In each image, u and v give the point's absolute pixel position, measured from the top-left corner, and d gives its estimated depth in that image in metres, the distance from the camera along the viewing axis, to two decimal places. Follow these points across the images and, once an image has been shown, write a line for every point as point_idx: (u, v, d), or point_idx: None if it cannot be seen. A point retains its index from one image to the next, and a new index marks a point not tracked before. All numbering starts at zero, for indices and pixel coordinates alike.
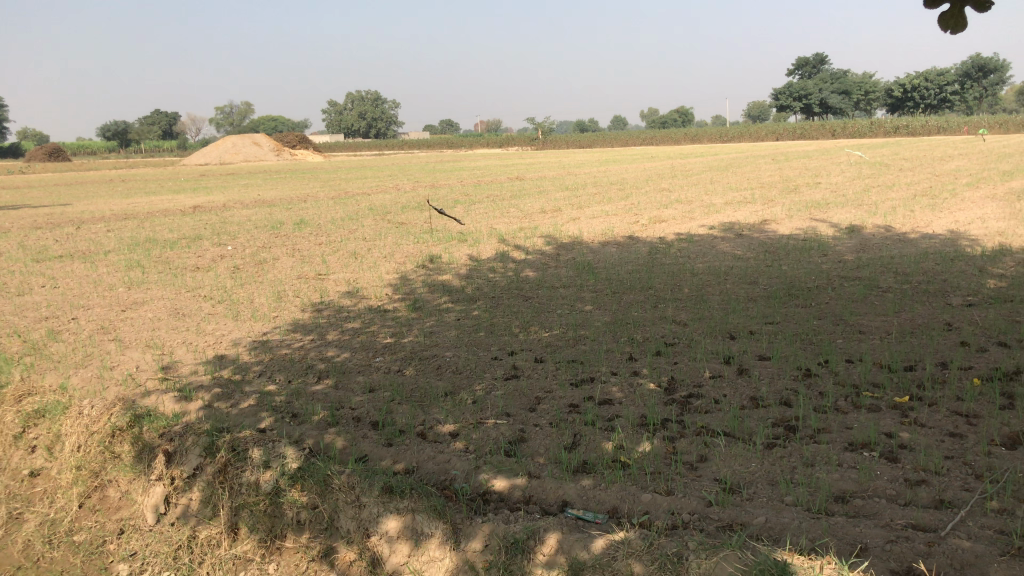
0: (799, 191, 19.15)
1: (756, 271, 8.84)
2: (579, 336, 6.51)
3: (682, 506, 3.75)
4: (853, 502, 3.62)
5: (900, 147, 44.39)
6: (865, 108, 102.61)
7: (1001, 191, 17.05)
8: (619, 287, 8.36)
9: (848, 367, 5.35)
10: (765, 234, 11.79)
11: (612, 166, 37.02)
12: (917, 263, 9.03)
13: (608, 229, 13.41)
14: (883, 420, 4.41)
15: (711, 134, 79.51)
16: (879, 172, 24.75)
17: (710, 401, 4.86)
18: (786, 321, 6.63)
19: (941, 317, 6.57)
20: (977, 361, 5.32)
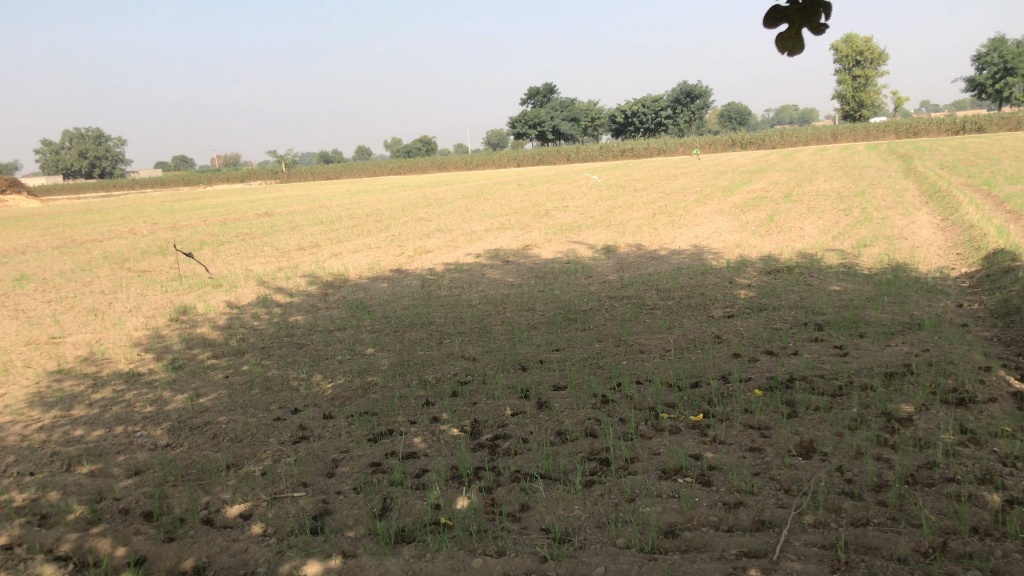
0: (549, 215, 19.95)
1: (530, 297, 8.91)
2: (366, 384, 6.13)
3: (523, 562, 3.51)
4: (687, 535, 3.59)
5: (628, 168, 48.09)
6: (593, 133, 110.27)
7: (725, 206, 18.77)
8: (398, 325, 8.07)
9: (640, 388, 5.44)
10: (531, 260, 12.03)
11: (362, 197, 36.73)
12: (673, 278, 9.60)
13: (373, 264, 13.09)
14: (687, 442, 4.48)
15: (456, 163, 81.51)
16: (616, 193, 26.52)
17: (518, 442, 4.70)
18: (571, 346, 6.68)
19: (710, 330, 6.91)
20: (754, 372, 5.62)
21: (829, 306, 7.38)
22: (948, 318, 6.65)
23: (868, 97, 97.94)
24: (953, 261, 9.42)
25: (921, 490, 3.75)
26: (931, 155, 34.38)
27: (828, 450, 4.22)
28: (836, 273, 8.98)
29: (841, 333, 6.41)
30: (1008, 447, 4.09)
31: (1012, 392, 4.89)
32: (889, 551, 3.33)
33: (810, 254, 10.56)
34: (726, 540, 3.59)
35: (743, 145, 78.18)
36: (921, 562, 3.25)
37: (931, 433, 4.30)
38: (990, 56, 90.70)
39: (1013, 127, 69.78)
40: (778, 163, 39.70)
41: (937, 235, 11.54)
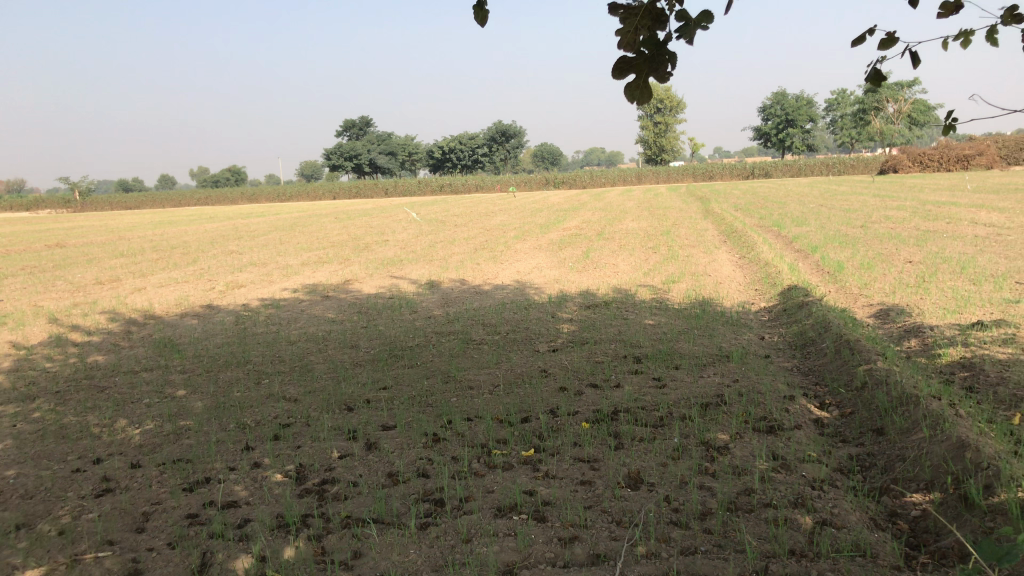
0: (369, 249, 19.73)
1: (353, 334, 8.70)
2: (178, 429, 5.70)
3: None
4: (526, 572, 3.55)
5: (446, 203, 48.63)
6: (410, 167, 110.68)
7: (542, 243, 19.32)
8: (212, 365, 7.61)
9: (470, 424, 5.41)
10: (352, 295, 11.80)
11: (166, 228, 34.77)
12: (497, 313, 9.71)
13: (182, 299, 12.36)
14: (519, 477, 4.48)
15: (269, 194, 79.12)
16: (435, 228, 26.67)
17: (347, 486, 4.52)
18: (398, 384, 6.56)
19: (535, 365, 7.01)
20: (580, 405, 5.73)
21: (646, 339, 7.70)
22: (753, 350, 7.12)
23: (668, 142, 104.68)
24: (752, 296, 10.14)
25: (742, 516, 3.93)
26: (725, 197, 37.18)
27: (654, 480, 4.36)
28: (650, 307, 9.41)
29: (658, 365, 6.68)
30: (814, 471, 4.39)
31: (813, 419, 5.28)
32: None
33: (625, 289, 11.03)
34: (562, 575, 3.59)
35: (556, 184, 81.13)
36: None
37: (746, 460, 4.54)
38: (773, 109, 99.56)
39: (794, 174, 76.84)
40: (588, 202, 41.48)
41: (737, 271, 12.41)
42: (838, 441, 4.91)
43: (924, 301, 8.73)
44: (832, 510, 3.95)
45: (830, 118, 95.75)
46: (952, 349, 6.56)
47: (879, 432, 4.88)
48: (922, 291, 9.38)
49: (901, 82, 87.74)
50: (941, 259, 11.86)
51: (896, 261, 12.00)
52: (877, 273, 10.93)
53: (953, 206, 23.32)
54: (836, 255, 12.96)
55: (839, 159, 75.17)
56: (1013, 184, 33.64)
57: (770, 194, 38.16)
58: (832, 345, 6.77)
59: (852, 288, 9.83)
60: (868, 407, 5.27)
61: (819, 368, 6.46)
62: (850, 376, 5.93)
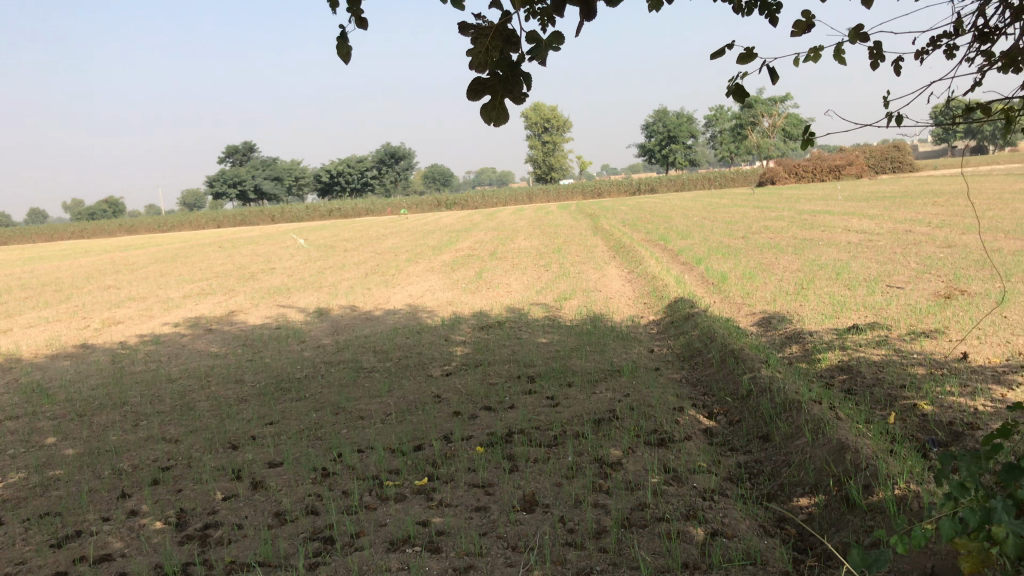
0: (256, 278, 19.18)
1: (238, 368, 8.38)
2: (46, 480, 5.32)
3: None
4: None
5: (336, 228, 47.93)
6: (298, 193, 108.72)
7: (434, 265, 19.22)
8: (85, 409, 7.17)
9: (361, 456, 5.27)
10: (238, 326, 11.41)
11: (36, 264, 32.92)
12: (389, 339, 9.55)
13: (53, 339, 11.67)
14: (412, 508, 4.37)
15: (150, 225, 76.15)
16: (325, 254, 26.18)
17: (231, 529, 4.30)
18: (286, 417, 6.35)
19: (428, 390, 6.91)
20: (475, 429, 5.66)
21: (539, 358, 7.69)
22: (644, 364, 7.21)
23: (556, 160, 106.40)
24: (641, 310, 10.31)
25: (637, 532, 3.93)
26: (614, 213, 37.96)
27: (549, 501, 4.33)
28: (542, 325, 9.44)
29: (551, 384, 6.68)
30: (705, 482, 4.44)
31: (703, 429, 5.37)
32: None
33: (517, 308, 11.05)
34: None
35: (447, 205, 81.17)
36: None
37: (639, 474, 4.57)
38: (655, 127, 102.55)
39: (677, 188, 79.28)
40: (479, 222, 41.62)
41: (626, 286, 12.63)
42: (727, 450, 5.00)
43: (803, 308, 9.07)
44: (723, 519, 4.01)
45: (709, 134, 99.38)
46: (830, 353, 6.81)
47: (765, 439, 5.00)
48: (801, 298, 9.74)
49: (773, 98, 91.98)
50: (817, 266, 12.39)
51: (775, 270, 12.46)
52: (758, 282, 11.31)
53: (826, 215, 24.47)
54: (719, 267, 13.37)
55: (719, 174, 78.03)
56: (878, 192, 35.64)
57: (655, 209, 39.22)
58: (718, 355, 6.92)
59: (735, 298, 10.14)
60: (754, 414, 5.40)
61: (707, 378, 6.60)
62: (736, 385, 6.08)
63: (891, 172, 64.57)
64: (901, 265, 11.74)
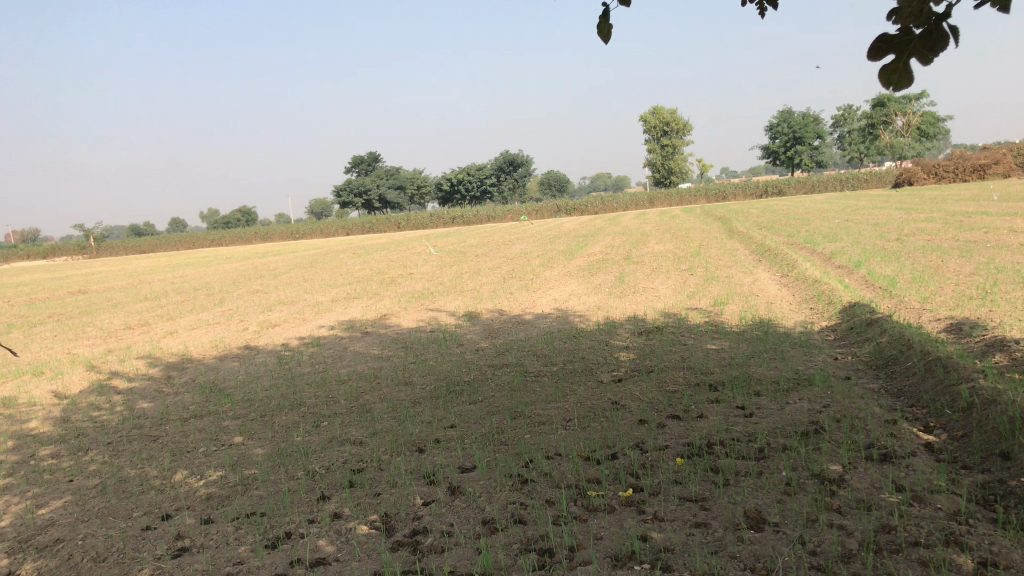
0: (396, 283, 19.49)
1: (405, 371, 8.41)
2: (244, 479, 5.42)
3: None
4: None
5: (460, 233, 48.52)
6: (420, 199, 110.98)
7: (571, 269, 18.99)
8: (265, 409, 7.32)
9: (554, 463, 5.23)
10: (391, 329, 11.56)
11: (186, 270, 34.62)
12: (547, 342, 9.42)
13: (218, 341, 12.10)
14: (626, 521, 4.28)
15: (282, 233, 79.20)
16: (456, 259, 26.43)
17: (443, 537, 4.26)
18: (465, 423, 6.31)
19: (606, 396, 6.71)
20: (668, 438, 5.49)
21: (714, 364, 7.36)
22: (834, 372, 6.79)
23: (676, 164, 104.61)
24: (809, 315, 9.78)
25: (891, 558, 3.64)
26: (745, 216, 36.91)
27: (776, 520, 4.13)
28: (707, 331, 9.07)
29: (737, 392, 6.36)
30: (950, 503, 4.13)
31: (923, 444, 5.01)
32: None
33: (673, 313, 10.71)
34: None
35: (567, 210, 80.95)
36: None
37: (870, 493, 4.31)
38: (779, 128, 99.35)
39: (806, 191, 76.51)
40: (605, 227, 41.29)
41: (783, 291, 12.08)
42: (961, 468, 4.63)
43: (996, 313, 8.36)
44: (990, 547, 3.67)
45: (839, 134, 95.60)
46: None
47: (1005, 456, 4.60)
48: (989, 303, 9.00)
49: (908, 95, 87.69)
50: (995, 269, 11.49)
51: (948, 274, 11.63)
52: (933, 286, 10.57)
53: (982, 215, 22.89)
54: (882, 271, 12.60)
55: (851, 175, 74.84)
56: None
57: (786, 212, 37.80)
58: (920, 363, 6.44)
59: (913, 303, 9.47)
60: (982, 429, 4.99)
61: (910, 388, 6.15)
62: (951, 397, 5.63)
63: None
64: None
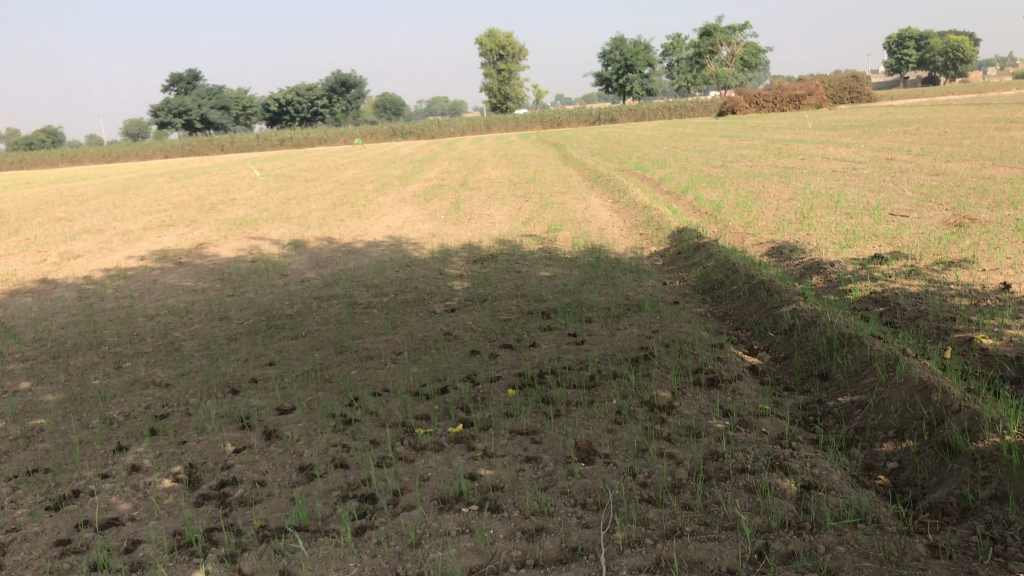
0: (218, 209, 18.30)
1: (221, 305, 7.79)
2: (27, 431, 4.80)
3: None
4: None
5: (292, 157, 46.42)
6: (247, 121, 105.41)
7: (405, 196, 18.45)
8: (58, 351, 6.57)
9: (381, 401, 4.94)
10: (210, 259, 10.78)
11: None
12: (378, 272, 9.04)
13: (10, 274, 10.86)
14: (455, 460, 4.08)
15: (93, 155, 73.18)
16: (284, 184, 25.16)
17: (253, 488, 3.96)
18: (285, 360, 5.90)
19: (437, 327, 6.47)
20: (500, 368, 5.32)
21: (547, 292, 7.24)
22: (663, 297, 6.84)
23: (512, 90, 104.42)
24: (640, 241, 9.85)
25: (719, 486, 3.66)
26: (580, 143, 37.38)
27: (607, 451, 4.05)
28: (541, 258, 8.93)
29: (569, 319, 6.27)
30: (775, 426, 4.22)
31: (748, 367, 5.10)
32: (715, 563, 3.10)
33: (508, 239, 10.55)
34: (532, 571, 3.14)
35: (404, 134, 79.26)
36: (753, 571, 3.05)
37: (699, 419, 4.32)
38: (611, 56, 100.92)
39: (636, 119, 78.55)
40: (441, 152, 40.67)
41: (615, 216, 12.17)
42: (783, 391, 4.76)
43: (812, 237, 8.71)
44: (812, 470, 3.77)
45: (667, 64, 98.35)
46: (861, 283, 6.47)
47: (825, 376, 4.82)
48: (806, 227, 9.37)
49: (731, 25, 91.18)
50: (811, 195, 12.04)
51: (769, 199, 12.09)
52: (755, 212, 10.92)
53: (798, 144, 24.13)
54: (708, 196, 12.92)
55: (678, 104, 77.34)
56: (844, 121, 35.32)
57: (618, 138, 38.48)
58: (744, 287, 6.57)
59: (737, 228, 9.73)
60: (803, 350, 5.18)
61: (735, 312, 6.28)
62: (774, 319, 5.77)
63: (848, 102, 64.63)
64: (898, 193, 11.45)
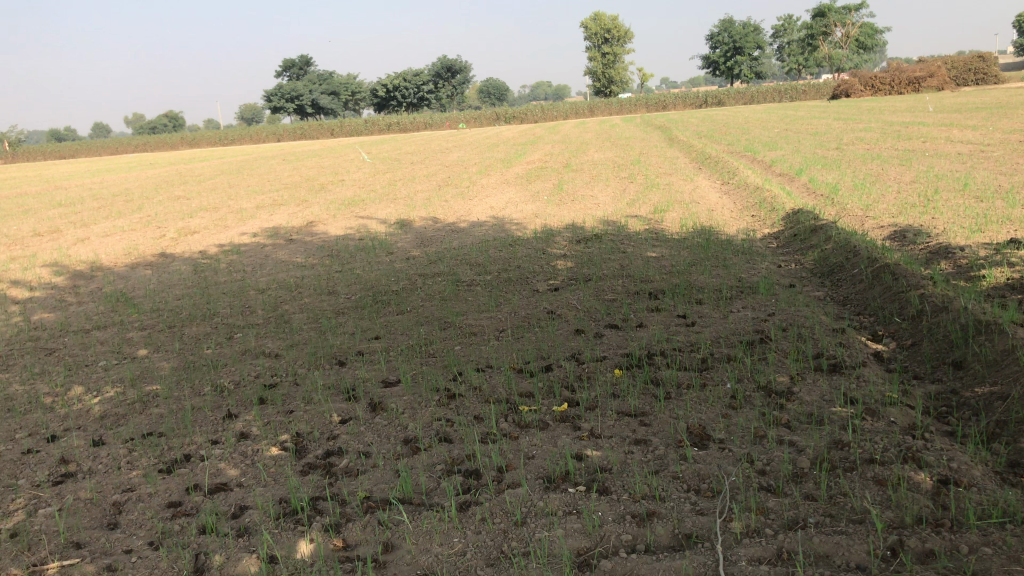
0: (326, 190, 18.67)
1: (328, 281, 7.90)
2: (144, 396, 4.95)
3: None
4: (610, 560, 3.07)
5: (398, 141, 47.09)
6: (355, 105, 107.64)
7: (508, 178, 18.40)
8: (174, 321, 6.76)
9: (485, 376, 4.89)
10: (319, 237, 10.97)
11: (106, 175, 32.67)
12: (482, 251, 8.99)
13: (132, 249, 11.29)
14: (560, 439, 4.02)
15: (211, 139, 76.15)
16: (390, 167, 25.51)
17: (358, 458, 4.00)
18: (390, 335, 5.90)
19: (541, 306, 6.34)
20: (605, 349, 5.17)
21: (654, 273, 7.02)
22: (777, 281, 6.53)
23: (616, 74, 103.30)
24: (751, 223, 9.48)
25: (845, 477, 3.52)
26: (686, 126, 36.60)
27: (721, 436, 3.92)
28: (647, 239, 8.70)
29: (678, 300, 6.04)
30: (904, 417, 3.99)
31: (873, 354, 4.82)
32: (844, 558, 2.99)
33: (613, 220, 10.35)
34: (651, 556, 3.09)
35: (508, 119, 79.42)
36: (886, 570, 2.92)
37: (821, 407, 4.12)
38: (719, 38, 98.56)
39: (744, 102, 76.48)
40: (544, 135, 40.50)
41: (725, 198, 11.79)
42: (912, 378, 4.50)
43: (939, 220, 8.19)
44: (949, 464, 3.54)
45: (778, 45, 95.33)
46: (997, 269, 5.99)
47: (958, 365, 4.49)
48: (932, 210, 8.84)
49: (847, 5, 87.77)
50: (935, 177, 11.38)
51: (889, 182, 11.50)
52: (874, 194, 10.38)
53: (919, 126, 22.94)
54: (824, 179, 12.37)
55: (788, 87, 74.87)
56: (969, 103, 33.42)
57: (725, 122, 37.51)
58: (867, 271, 6.20)
59: (856, 210, 9.26)
60: (933, 337, 4.85)
61: (856, 296, 5.93)
62: (901, 305, 5.41)
63: (973, 84, 61.20)
64: None
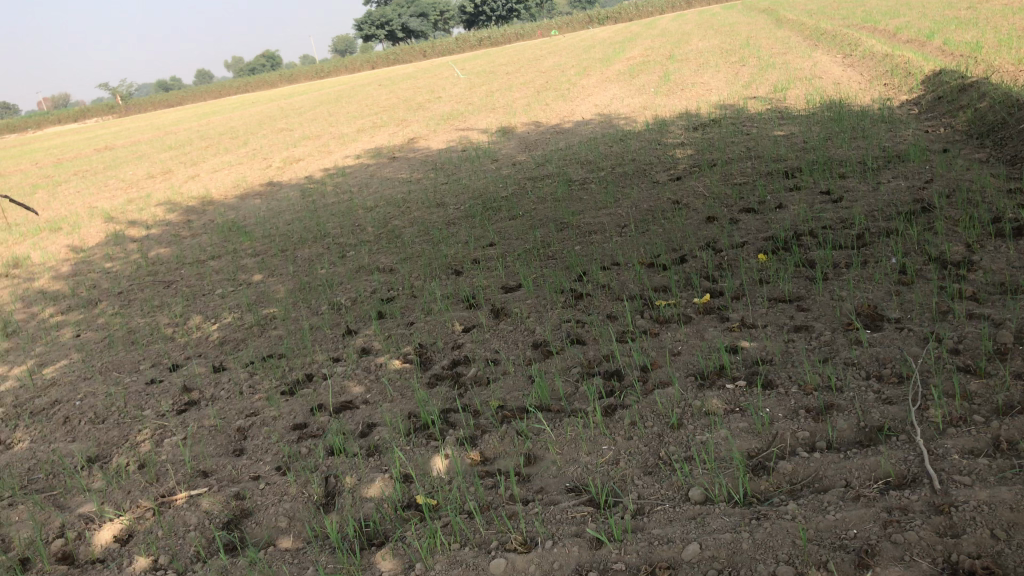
0: (424, 108, 18.34)
1: (436, 192, 7.64)
2: (262, 319, 4.88)
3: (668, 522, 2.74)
4: (802, 458, 2.95)
5: (490, 56, 46.09)
6: (444, 26, 106.25)
7: (609, 76, 17.59)
8: (286, 245, 6.62)
9: (613, 274, 4.67)
10: (421, 152, 10.70)
11: (210, 118, 33.19)
12: (592, 148, 8.53)
13: (239, 181, 11.30)
14: (707, 332, 3.88)
15: (307, 73, 76.78)
16: (485, 79, 24.90)
17: (487, 366, 3.91)
18: (506, 240, 5.58)
19: (664, 197, 5.90)
20: (744, 234, 4.89)
21: (785, 151, 6.44)
22: (929, 147, 5.85)
23: None
24: (885, 92, 8.62)
25: None
26: (792, 6, 34.29)
27: (896, 316, 3.70)
28: (770, 119, 8.02)
29: (818, 179, 5.54)
30: None
31: None
32: None
33: (728, 104, 9.64)
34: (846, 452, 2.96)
35: (600, 21, 76.72)
36: None
37: (1011, 275, 3.82)
38: None
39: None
40: (640, 32, 38.81)
41: (849, 70, 10.83)
42: None
43: None
44: None
45: None
46: None
47: None
48: None
49: None
50: None
51: None
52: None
53: None
54: (961, 38, 11.18)
55: None
56: None
57: None
58: None
59: (1007, 64, 8.28)
60: None
61: None
62: None
63: None
64: None
